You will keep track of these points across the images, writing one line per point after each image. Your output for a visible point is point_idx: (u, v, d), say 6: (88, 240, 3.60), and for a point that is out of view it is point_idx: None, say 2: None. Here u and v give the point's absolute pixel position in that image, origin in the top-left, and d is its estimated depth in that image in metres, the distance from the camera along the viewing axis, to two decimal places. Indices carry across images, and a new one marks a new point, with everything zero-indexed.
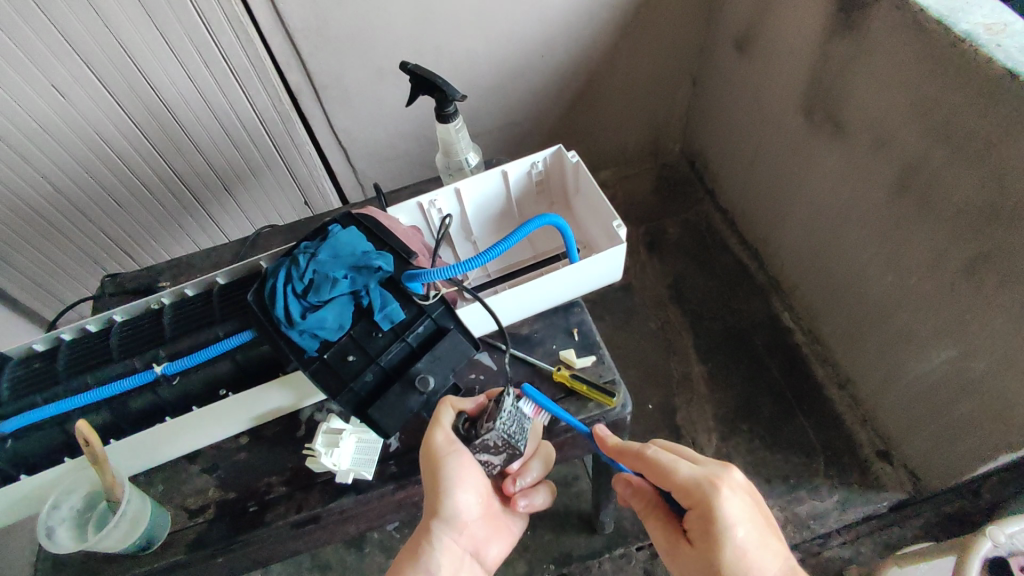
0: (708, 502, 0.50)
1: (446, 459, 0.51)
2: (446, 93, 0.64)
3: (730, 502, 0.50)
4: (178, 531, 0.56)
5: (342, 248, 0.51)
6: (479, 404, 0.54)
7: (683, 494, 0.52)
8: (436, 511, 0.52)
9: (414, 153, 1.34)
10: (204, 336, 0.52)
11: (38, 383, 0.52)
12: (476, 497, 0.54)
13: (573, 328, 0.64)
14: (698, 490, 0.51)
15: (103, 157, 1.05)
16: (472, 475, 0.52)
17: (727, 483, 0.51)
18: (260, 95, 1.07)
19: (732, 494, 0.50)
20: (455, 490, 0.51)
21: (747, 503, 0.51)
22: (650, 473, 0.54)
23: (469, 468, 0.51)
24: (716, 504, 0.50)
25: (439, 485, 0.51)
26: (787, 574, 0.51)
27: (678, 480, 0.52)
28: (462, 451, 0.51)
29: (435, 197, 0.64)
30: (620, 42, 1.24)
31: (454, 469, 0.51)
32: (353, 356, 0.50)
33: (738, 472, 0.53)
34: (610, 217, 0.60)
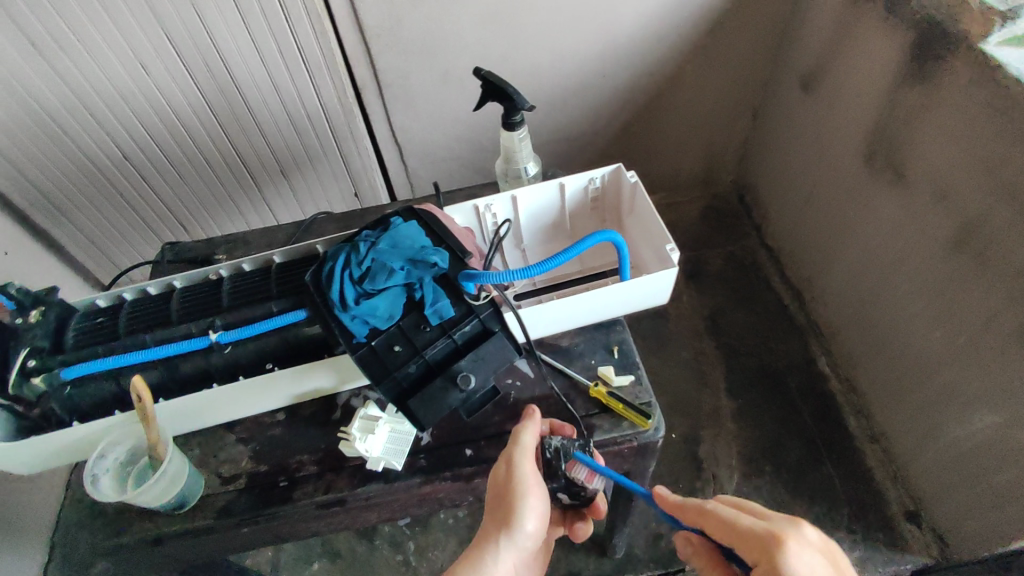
0: (772, 557, 0.51)
1: (529, 485, 0.53)
2: (514, 102, 0.64)
3: (797, 554, 0.50)
4: (209, 496, 0.57)
5: (403, 240, 0.52)
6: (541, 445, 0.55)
7: (747, 546, 0.53)
8: (506, 526, 0.53)
9: (468, 158, 1.36)
10: (259, 309, 0.53)
11: (99, 337, 0.53)
12: (541, 526, 0.55)
13: (614, 345, 0.63)
14: (762, 542, 0.52)
15: (173, 128, 1.11)
16: (542, 501, 0.54)
17: (795, 539, 0.51)
18: (327, 85, 1.11)
19: (800, 547, 0.50)
20: (527, 516, 0.53)
21: (818, 562, 0.51)
22: (713, 526, 0.56)
23: (542, 494, 0.54)
24: (781, 554, 0.50)
25: (516, 506, 0.52)
26: None
27: (742, 530, 0.54)
28: (540, 486, 0.53)
29: (492, 202, 0.65)
30: (685, 69, 1.25)
31: (533, 495, 0.53)
32: (399, 346, 0.51)
33: (809, 528, 0.53)
34: (663, 240, 0.60)
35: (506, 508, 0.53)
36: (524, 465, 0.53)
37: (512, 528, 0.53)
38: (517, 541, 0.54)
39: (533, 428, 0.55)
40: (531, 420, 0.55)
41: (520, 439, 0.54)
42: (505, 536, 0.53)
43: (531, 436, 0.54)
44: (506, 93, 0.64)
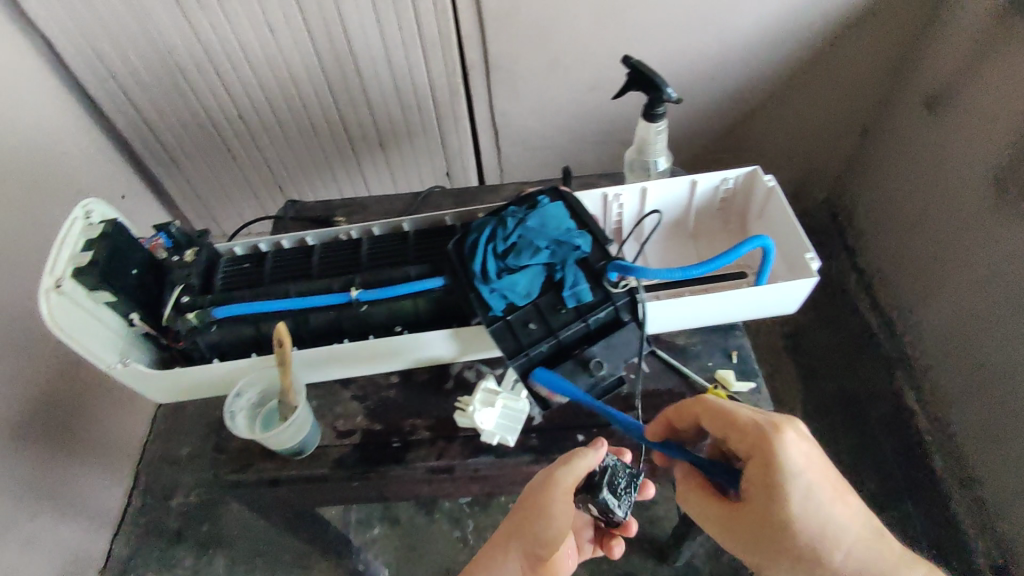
0: (770, 448, 0.50)
1: (558, 503, 0.52)
2: (660, 92, 0.62)
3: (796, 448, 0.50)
4: (325, 447, 0.59)
5: (549, 220, 0.51)
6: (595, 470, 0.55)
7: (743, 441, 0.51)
8: (522, 539, 0.53)
9: (562, 148, 1.35)
10: (395, 273, 0.54)
11: (245, 283, 0.56)
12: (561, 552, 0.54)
13: (732, 350, 0.62)
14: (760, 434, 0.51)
15: (287, 92, 1.15)
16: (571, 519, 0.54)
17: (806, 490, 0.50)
18: (439, 64, 1.13)
19: (797, 439, 0.50)
20: (549, 532, 0.53)
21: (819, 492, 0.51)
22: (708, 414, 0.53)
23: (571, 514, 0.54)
24: (783, 447, 0.50)
25: (540, 522, 0.52)
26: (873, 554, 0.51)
27: (740, 421, 0.51)
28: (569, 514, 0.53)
29: (622, 192, 0.64)
30: (798, 77, 1.21)
31: (559, 514, 0.52)
32: (533, 324, 0.52)
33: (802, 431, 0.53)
34: (802, 248, 0.58)
35: (529, 518, 0.53)
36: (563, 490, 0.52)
37: (528, 542, 0.53)
38: (535, 554, 0.53)
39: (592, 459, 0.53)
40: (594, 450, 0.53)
41: (571, 465, 0.53)
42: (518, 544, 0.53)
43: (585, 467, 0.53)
44: (653, 81, 0.62)
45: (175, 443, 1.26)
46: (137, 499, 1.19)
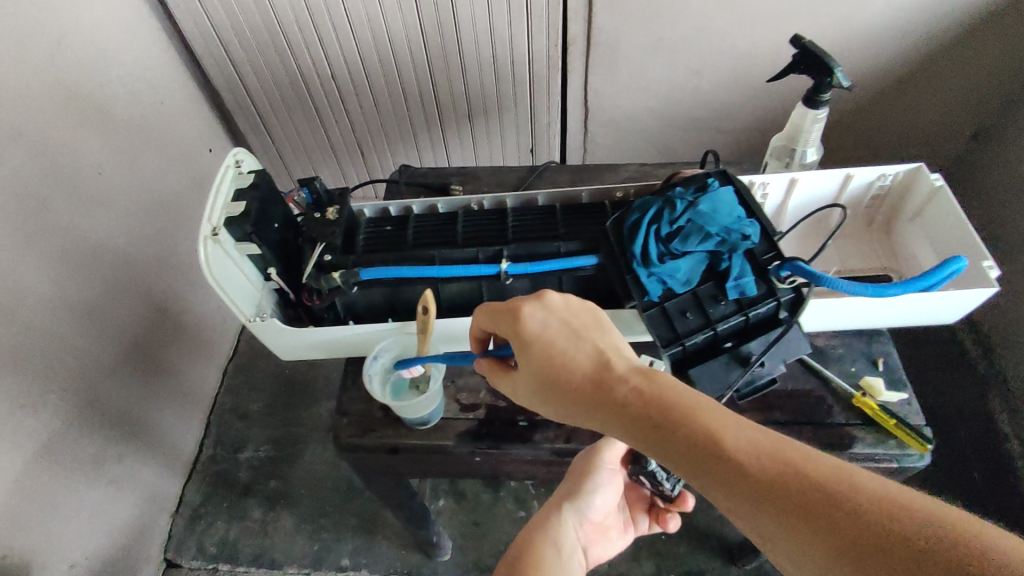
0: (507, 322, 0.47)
1: (604, 468, 0.55)
2: (829, 77, 0.57)
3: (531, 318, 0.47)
4: (449, 419, 0.58)
5: (722, 206, 0.48)
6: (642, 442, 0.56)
7: (574, 376, 0.44)
8: (574, 496, 0.54)
9: (651, 133, 1.31)
10: (545, 247, 0.53)
11: (387, 246, 0.54)
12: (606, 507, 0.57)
13: (877, 357, 0.59)
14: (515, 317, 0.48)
15: (383, 55, 1.12)
16: (617, 487, 0.57)
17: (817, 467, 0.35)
18: (541, 36, 1.09)
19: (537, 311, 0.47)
20: (597, 495, 0.55)
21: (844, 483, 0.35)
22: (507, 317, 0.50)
23: (618, 482, 0.57)
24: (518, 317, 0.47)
25: (589, 474, 0.55)
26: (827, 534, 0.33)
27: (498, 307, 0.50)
28: (614, 467, 0.56)
29: (770, 180, 0.61)
30: (915, 74, 1.14)
31: (606, 478, 0.55)
32: (691, 314, 0.49)
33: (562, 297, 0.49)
34: (977, 255, 0.54)
35: (578, 485, 0.55)
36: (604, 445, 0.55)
37: (581, 495, 0.54)
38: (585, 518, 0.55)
39: None
40: None
41: None
42: (571, 509, 0.54)
43: None
44: (823, 64, 0.57)
45: (244, 398, 1.27)
46: (208, 450, 1.22)
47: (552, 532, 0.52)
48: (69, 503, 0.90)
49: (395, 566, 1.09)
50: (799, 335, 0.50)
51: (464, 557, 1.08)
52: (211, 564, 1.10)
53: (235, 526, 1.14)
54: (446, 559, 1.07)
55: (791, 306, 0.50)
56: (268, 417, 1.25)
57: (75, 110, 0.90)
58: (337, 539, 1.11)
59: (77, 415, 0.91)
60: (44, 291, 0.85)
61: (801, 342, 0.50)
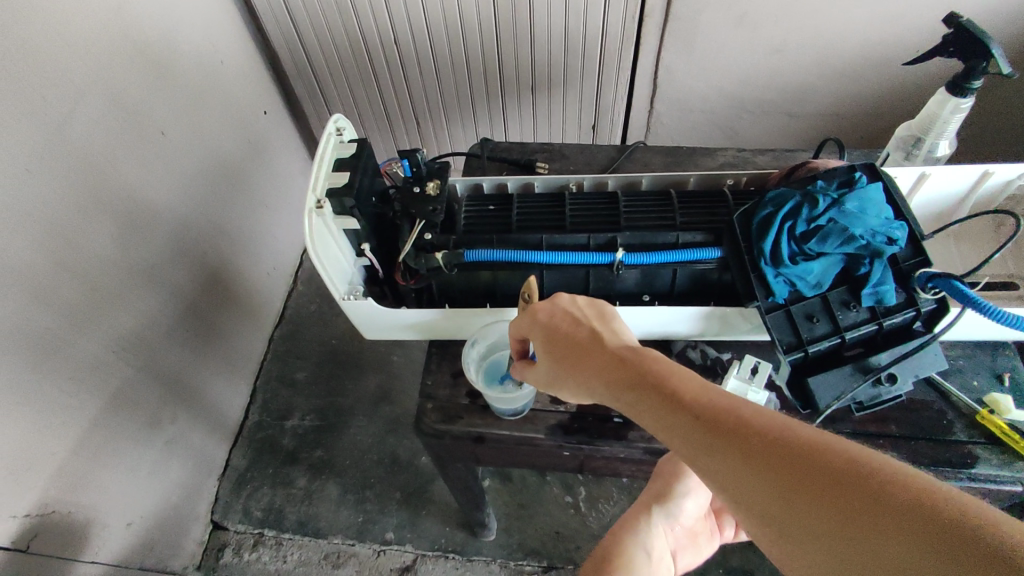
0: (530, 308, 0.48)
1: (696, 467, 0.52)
2: (982, 63, 0.53)
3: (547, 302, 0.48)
4: (539, 410, 0.55)
5: (870, 205, 0.44)
6: None
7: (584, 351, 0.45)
8: (663, 497, 0.51)
9: (720, 114, 1.25)
10: (662, 238, 0.49)
11: (489, 227, 0.51)
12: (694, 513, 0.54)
13: (1003, 372, 0.55)
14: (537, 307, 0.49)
15: (450, 19, 1.07)
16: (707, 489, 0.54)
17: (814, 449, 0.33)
18: (618, 5, 1.03)
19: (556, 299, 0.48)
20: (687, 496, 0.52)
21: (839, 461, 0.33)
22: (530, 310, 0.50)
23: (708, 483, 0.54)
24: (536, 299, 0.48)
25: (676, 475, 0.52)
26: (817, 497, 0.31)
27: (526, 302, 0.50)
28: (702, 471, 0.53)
29: (898, 174, 0.56)
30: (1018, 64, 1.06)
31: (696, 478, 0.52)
32: (819, 319, 0.46)
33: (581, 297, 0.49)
34: None
35: (666, 486, 0.52)
36: None
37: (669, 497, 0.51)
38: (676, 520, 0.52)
39: None
40: None
41: None
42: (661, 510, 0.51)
43: None
44: (977, 48, 0.52)
45: (290, 366, 1.26)
46: (254, 415, 1.21)
47: (642, 534, 0.49)
48: (126, 462, 0.90)
49: (439, 543, 1.08)
50: (935, 350, 0.46)
51: (509, 539, 1.07)
52: (257, 529, 1.10)
53: (280, 493, 1.14)
54: (491, 540, 1.06)
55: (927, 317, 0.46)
56: (314, 386, 1.24)
57: (140, 65, 0.87)
58: (381, 512, 1.10)
59: (136, 375, 0.90)
60: (109, 249, 0.83)
61: (937, 362, 0.46)
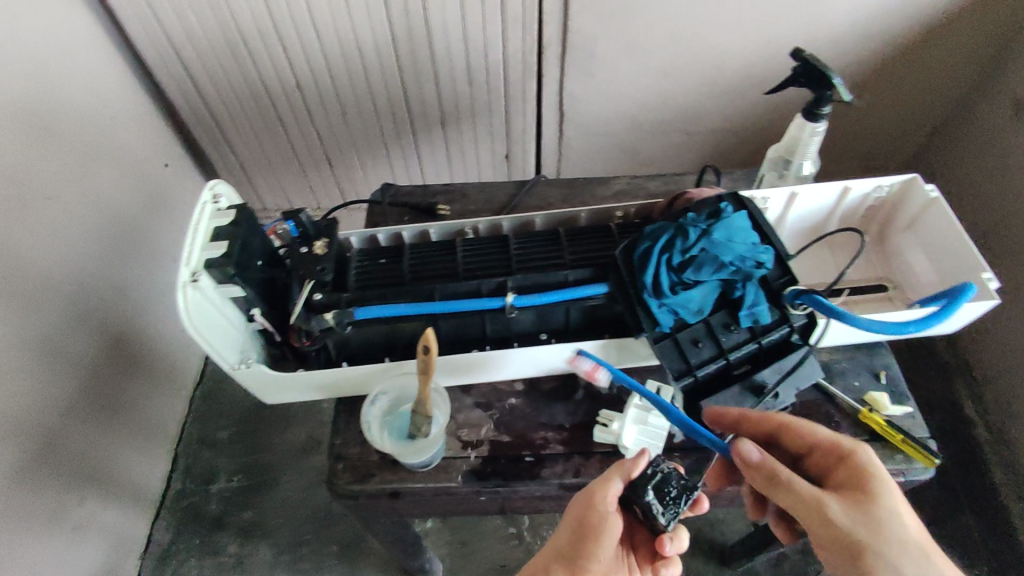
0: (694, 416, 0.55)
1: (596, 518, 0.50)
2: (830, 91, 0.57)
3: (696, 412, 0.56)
4: (451, 458, 0.55)
5: (737, 233, 0.46)
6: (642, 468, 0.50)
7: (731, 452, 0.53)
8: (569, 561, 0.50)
9: (624, 136, 1.30)
10: (553, 277, 0.50)
11: (383, 280, 0.51)
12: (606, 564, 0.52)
13: (880, 370, 0.59)
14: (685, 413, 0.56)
15: (351, 62, 1.08)
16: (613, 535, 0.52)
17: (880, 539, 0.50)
18: (516, 39, 1.06)
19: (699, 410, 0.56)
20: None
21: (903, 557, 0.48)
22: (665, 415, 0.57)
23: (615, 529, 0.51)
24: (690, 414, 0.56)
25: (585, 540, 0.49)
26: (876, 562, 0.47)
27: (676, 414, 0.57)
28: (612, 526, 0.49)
29: (768, 197, 0.60)
30: (882, 75, 1.17)
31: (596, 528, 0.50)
32: (703, 343, 0.48)
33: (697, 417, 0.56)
34: (976, 267, 0.54)
35: (574, 543, 0.50)
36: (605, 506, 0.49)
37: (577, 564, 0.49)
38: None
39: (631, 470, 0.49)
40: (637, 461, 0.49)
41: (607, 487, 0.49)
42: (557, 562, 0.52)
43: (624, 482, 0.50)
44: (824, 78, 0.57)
45: (212, 426, 1.20)
46: (175, 484, 1.15)
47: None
48: (26, 557, 0.82)
49: None
50: (814, 360, 0.49)
51: None
52: None
53: (208, 563, 1.07)
54: None
55: (802, 331, 0.49)
56: (238, 445, 1.19)
57: (16, 129, 0.83)
58: (319, 569, 1.06)
59: (34, 459, 0.84)
60: None
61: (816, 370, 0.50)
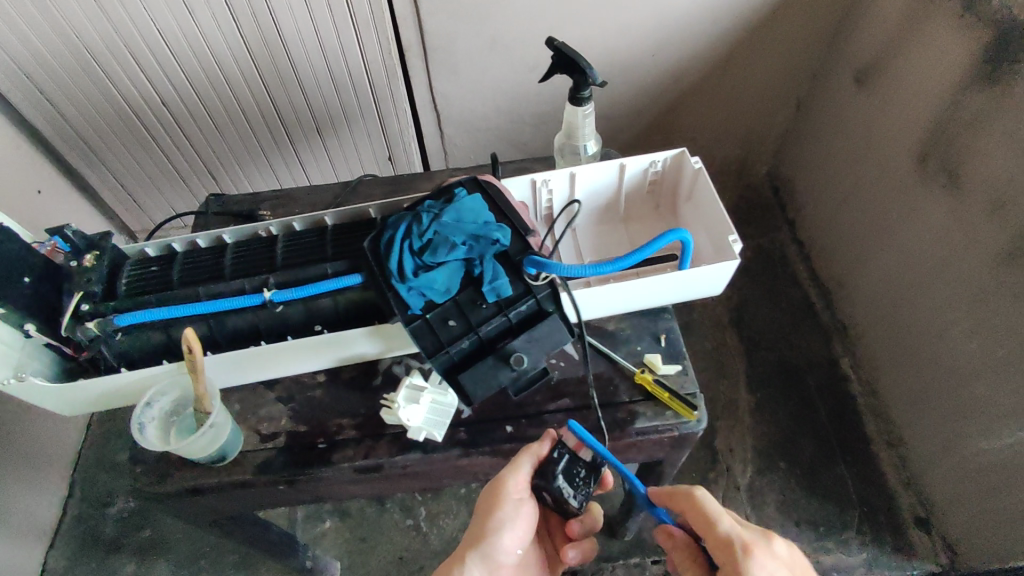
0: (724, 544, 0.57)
1: (510, 500, 0.56)
2: (585, 76, 0.61)
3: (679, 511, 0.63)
4: (249, 451, 0.58)
5: (465, 214, 0.51)
6: (548, 449, 0.55)
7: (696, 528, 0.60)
8: (479, 538, 0.57)
9: (504, 129, 1.33)
10: (312, 270, 0.53)
11: (152, 287, 0.54)
12: (517, 539, 0.58)
13: (661, 334, 0.63)
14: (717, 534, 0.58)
15: (212, 76, 1.08)
16: (528, 516, 0.58)
17: (761, 549, 0.56)
18: (372, 44, 1.08)
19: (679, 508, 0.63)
20: (504, 531, 0.57)
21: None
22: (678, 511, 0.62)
23: (529, 511, 0.58)
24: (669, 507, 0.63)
25: (491, 519, 0.56)
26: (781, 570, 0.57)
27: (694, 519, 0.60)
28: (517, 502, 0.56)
29: (550, 177, 0.63)
30: (738, 53, 1.21)
31: (511, 509, 0.56)
32: (453, 321, 0.50)
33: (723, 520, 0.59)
34: (727, 232, 0.59)
35: (483, 524, 0.57)
36: (508, 489, 0.55)
37: (485, 540, 0.56)
38: (492, 556, 0.58)
39: (533, 455, 0.55)
40: (539, 444, 0.55)
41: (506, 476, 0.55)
42: (477, 550, 0.57)
43: (526, 466, 0.55)
44: (577, 65, 0.61)
45: (109, 449, 1.20)
46: (72, 510, 1.15)
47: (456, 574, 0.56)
48: None
49: None
50: (563, 323, 0.51)
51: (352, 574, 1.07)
52: None
53: None
54: None
55: (553, 301, 0.51)
56: None
57: None
58: None
59: None
60: None
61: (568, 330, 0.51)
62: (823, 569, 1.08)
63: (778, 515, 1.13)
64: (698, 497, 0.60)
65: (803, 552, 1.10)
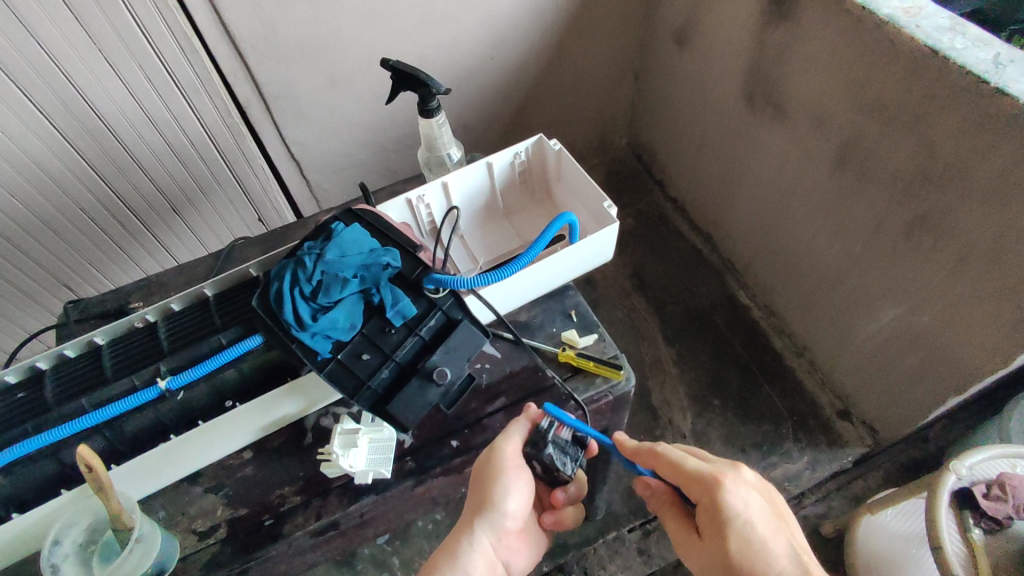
0: (713, 494, 0.58)
1: (510, 467, 0.57)
2: (429, 88, 0.68)
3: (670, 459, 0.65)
4: (190, 554, 0.57)
5: (348, 248, 0.54)
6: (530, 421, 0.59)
7: (672, 471, 0.62)
8: (481, 510, 0.57)
9: (371, 162, 1.32)
10: (207, 346, 0.56)
11: (27, 414, 0.54)
12: (521, 509, 0.59)
13: (571, 310, 0.68)
14: (703, 481, 0.59)
15: (38, 183, 0.98)
16: (528, 484, 0.59)
17: (731, 478, 0.58)
18: (208, 107, 1.04)
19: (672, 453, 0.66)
20: (508, 499, 0.57)
21: (755, 497, 0.58)
22: (662, 465, 0.62)
23: (528, 479, 0.59)
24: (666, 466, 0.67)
25: (492, 492, 0.57)
26: (765, 498, 0.59)
27: (688, 471, 0.60)
28: (520, 469, 0.57)
29: (424, 193, 0.67)
30: (568, 40, 1.29)
31: (514, 475, 0.57)
32: (367, 354, 0.53)
33: (746, 469, 0.60)
34: (600, 199, 0.65)
35: (483, 499, 0.57)
36: (506, 457, 0.57)
37: (488, 513, 0.57)
38: (499, 524, 0.58)
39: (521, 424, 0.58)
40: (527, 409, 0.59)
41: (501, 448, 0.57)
42: (484, 518, 0.57)
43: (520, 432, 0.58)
44: (419, 80, 0.67)
45: None
46: None
47: (463, 553, 0.56)
48: None
49: None
50: (475, 325, 0.54)
51: None
52: None
53: None
54: None
55: (459, 311, 0.55)
56: None
57: None
58: None
59: None
60: None
61: (479, 326, 0.55)
62: (778, 483, 1.15)
63: (726, 446, 1.20)
64: (659, 450, 0.63)
65: (756, 474, 1.17)
